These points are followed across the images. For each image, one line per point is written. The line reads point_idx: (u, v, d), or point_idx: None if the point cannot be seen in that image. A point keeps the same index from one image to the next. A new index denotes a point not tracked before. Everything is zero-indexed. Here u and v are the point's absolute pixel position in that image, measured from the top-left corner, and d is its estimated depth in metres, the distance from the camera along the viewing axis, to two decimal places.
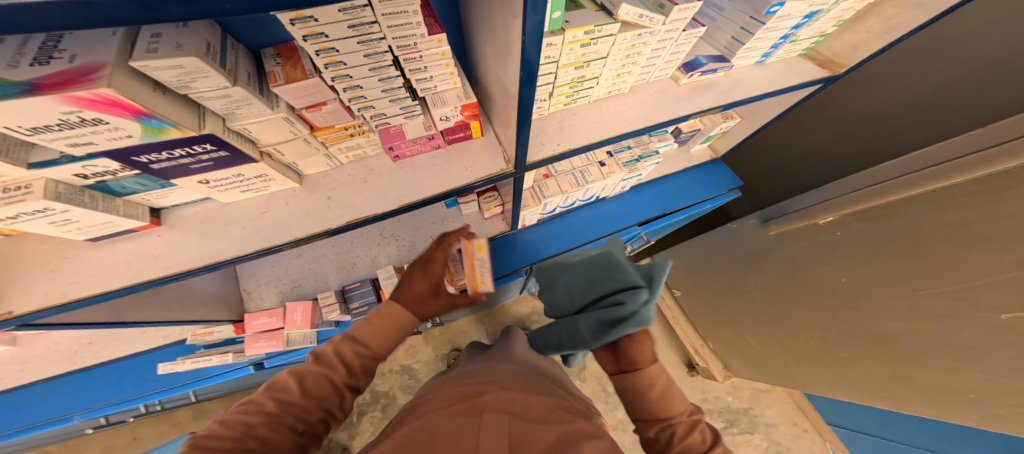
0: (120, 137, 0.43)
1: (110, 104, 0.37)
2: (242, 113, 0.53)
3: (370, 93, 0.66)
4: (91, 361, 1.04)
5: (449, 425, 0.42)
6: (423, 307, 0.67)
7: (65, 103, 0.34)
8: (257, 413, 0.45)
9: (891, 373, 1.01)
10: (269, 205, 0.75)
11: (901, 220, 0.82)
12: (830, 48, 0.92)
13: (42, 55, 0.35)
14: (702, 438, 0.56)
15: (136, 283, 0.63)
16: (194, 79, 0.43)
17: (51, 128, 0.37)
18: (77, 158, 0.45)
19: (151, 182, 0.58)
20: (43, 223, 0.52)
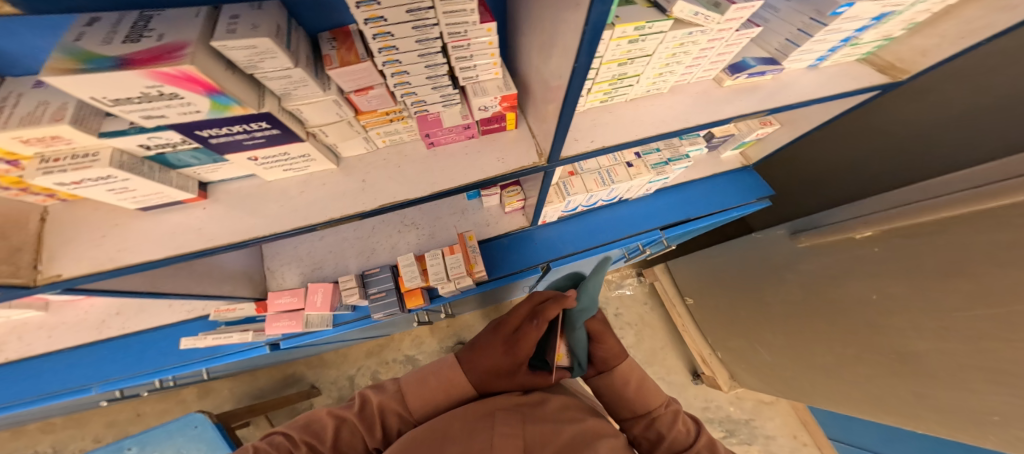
0: (190, 112, 0.45)
1: (189, 81, 0.38)
2: (298, 94, 0.56)
3: (416, 80, 0.66)
4: (117, 332, 1.07)
5: (462, 426, 0.51)
6: (492, 382, 0.62)
7: (151, 77, 0.36)
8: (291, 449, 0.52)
9: (911, 391, 0.99)
10: (307, 185, 0.76)
11: (949, 237, 0.80)
12: (895, 53, 0.91)
13: (135, 33, 0.38)
14: (687, 429, 0.61)
15: (177, 255, 0.64)
16: (262, 59, 0.45)
17: (132, 100, 0.39)
18: (145, 128, 0.47)
19: (205, 156, 0.60)
20: (102, 190, 0.54)
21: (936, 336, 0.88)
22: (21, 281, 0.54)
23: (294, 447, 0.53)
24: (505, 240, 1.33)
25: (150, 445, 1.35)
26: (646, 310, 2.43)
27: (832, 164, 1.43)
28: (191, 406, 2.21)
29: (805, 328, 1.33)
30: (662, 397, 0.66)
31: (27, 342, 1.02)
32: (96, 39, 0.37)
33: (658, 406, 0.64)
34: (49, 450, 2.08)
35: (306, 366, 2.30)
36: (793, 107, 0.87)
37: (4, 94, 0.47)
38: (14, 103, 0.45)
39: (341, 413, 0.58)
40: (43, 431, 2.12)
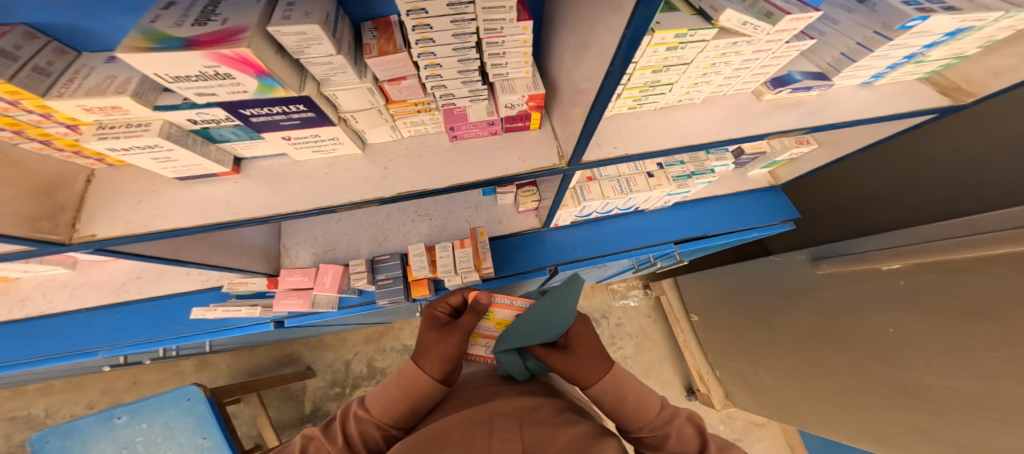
0: (239, 91, 0.49)
1: (243, 63, 0.43)
2: (336, 80, 0.59)
3: (447, 73, 0.67)
4: (134, 296, 1.11)
5: (461, 434, 0.47)
6: (427, 350, 0.65)
7: (210, 57, 0.40)
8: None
9: (915, 426, 0.97)
10: (333, 167, 0.77)
11: (983, 277, 0.77)
12: (963, 73, 0.87)
13: (203, 17, 0.43)
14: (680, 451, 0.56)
15: (205, 225, 0.65)
16: (310, 45, 0.49)
17: (190, 78, 0.44)
18: (195, 105, 0.51)
19: (244, 133, 0.62)
20: (147, 158, 0.56)
21: (948, 373, 0.86)
22: (58, 238, 0.56)
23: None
24: (515, 239, 1.33)
25: (141, 414, 1.40)
26: (649, 323, 2.40)
27: (866, 191, 1.39)
28: (187, 378, 2.27)
29: (813, 355, 1.30)
30: (647, 417, 0.59)
31: (49, 299, 1.06)
32: (168, 21, 0.42)
33: (641, 427, 0.59)
34: (43, 412, 2.15)
35: (306, 347, 2.34)
36: (836, 127, 0.85)
37: (79, 68, 0.53)
38: (85, 76, 0.49)
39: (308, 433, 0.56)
40: (41, 393, 2.19)
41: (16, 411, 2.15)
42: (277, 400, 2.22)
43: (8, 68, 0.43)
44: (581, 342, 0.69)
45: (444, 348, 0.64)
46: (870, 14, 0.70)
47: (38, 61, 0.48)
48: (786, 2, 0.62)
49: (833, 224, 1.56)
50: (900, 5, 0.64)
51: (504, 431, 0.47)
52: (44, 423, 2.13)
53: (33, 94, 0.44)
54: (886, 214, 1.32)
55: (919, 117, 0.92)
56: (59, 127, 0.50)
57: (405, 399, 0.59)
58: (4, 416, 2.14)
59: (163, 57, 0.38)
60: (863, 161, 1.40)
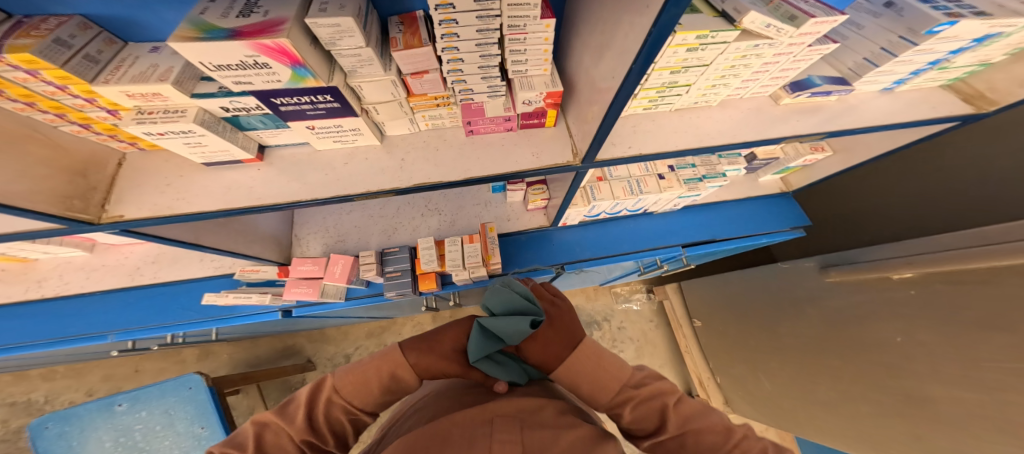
0: (273, 80, 0.52)
1: (280, 52, 0.46)
2: (362, 72, 0.61)
3: (469, 68, 0.68)
4: (148, 280, 1.13)
5: (461, 433, 0.44)
6: (425, 348, 0.58)
7: (252, 47, 0.44)
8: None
9: (918, 436, 0.97)
10: (352, 157, 0.78)
11: (994, 288, 0.77)
12: (988, 81, 0.86)
13: (246, 10, 0.48)
14: (647, 425, 0.53)
15: (227, 209, 0.67)
16: (342, 37, 0.52)
17: (230, 67, 0.47)
18: (229, 93, 0.54)
19: (271, 122, 0.65)
20: (180, 142, 0.59)
21: (954, 383, 0.87)
22: (88, 218, 0.58)
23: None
24: (522, 237, 1.34)
25: (141, 402, 1.40)
26: (651, 327, 2.39)
27: (878, 198, 1.39)
28: (189, 367, 2.29)
29: (818, 363, 1.30)
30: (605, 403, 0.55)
31: (65, 281, 1.08)
32: (215, 14, 0.47)
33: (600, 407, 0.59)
34: (43, 398, 2.18)
35: (307, 339, 2.35)
36: (853, 132, 0.86)
37: (125, 57, 0.55)
38: (130, 65, 0.53)
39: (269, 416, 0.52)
40: (42, 378, 2.21)
41: (17, 396, 2.18)
42: (276, 392, 2.23)
43: (62, 55, 0.46)
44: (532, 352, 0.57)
45: (437, 366, 0.57)
46: (899, 18, 0.71)
47: (89, 50, 0.51)
48: (811, 6, 0.62)
49: (843, 232, 1.55)
50: (928, 10, 0.66)
51: (505, 432, 0.44)
52: (43, 409, 2.15)
53: (82, 80, 0.48)
54: (897, 223, 1.32)
55: (938, 125, 0.93)
56: (101, 112, 0.54)
57: (382, 391, 0.56)
58: (4, 401, 2.16)
59: (210, 47, 0.42)
60: (878, 170, 1.39)
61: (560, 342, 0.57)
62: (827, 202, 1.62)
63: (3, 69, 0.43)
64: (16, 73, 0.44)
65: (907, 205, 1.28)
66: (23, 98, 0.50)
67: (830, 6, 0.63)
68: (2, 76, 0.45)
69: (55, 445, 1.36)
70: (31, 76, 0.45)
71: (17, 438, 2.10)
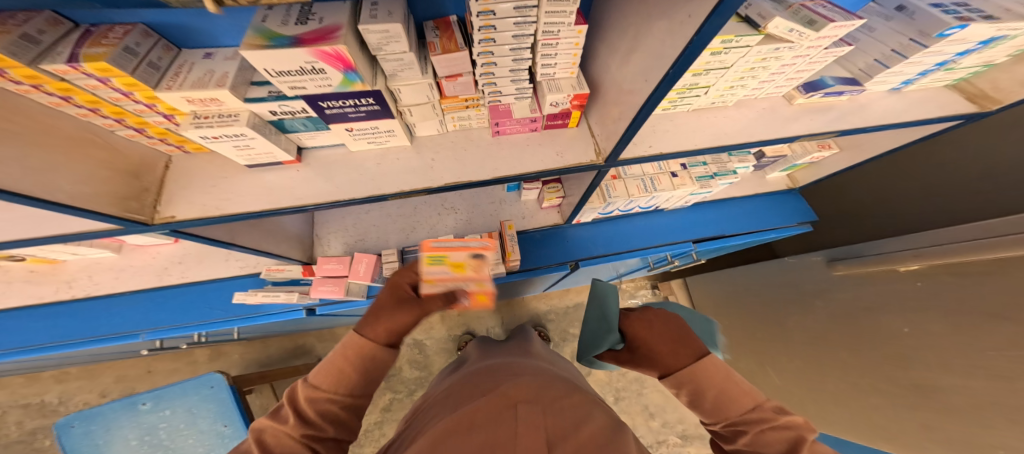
0: (324, 85, 0.54)
1: (336, 59, 0.48)
2: (403, 76, 0.64)
3: (500, 71, 0.71)
4: (176, 280, 1.15)
5: (486, 414, 0.45)
6: (374, 320, 0.57)
7: (313, 54, 0.46)
8: None
9: (925, 424, 1.01)
10: (384, 158, 0.81)
11: (998, 278, 0.82)
12: (993, 80, 0.90)
13: (304, 18, 0.50)
14: (777, 438, 0.44)
15: (270, 209, 0.69)
16: (389, 42, 0.54)
17: (289, 73, 0.49)
18: (279, 97, 0.56)
19: (312, 124, 0.67)
20: (230, 145, 0.61)
21: (961, 373, 0.90)
22: (143, 218, 0.61)
23: None
24: (538, 234, 1.37)
25: (165, 401, 1.41)
26: None
27: (880, 194, 1.43)
28: (201, 367, 2.31)
29: (827, 354, 1.34)
30: (726, 413, 0.49)
31: (95, 281, 1.10)
32: (276, 21, 0.49)
33: (717, 422, 0.51)
34: (57, 399, 2.19)
35: (318, 339, 2.37)
36: (863, 130, 0.89)
37: (182, 63, 0.57)
38: (188, 71, 0.55)
39: (262, 426, 0.46)
40: (55, 380, 2.22)
41: (30, 398, 2.18)
42: None
43: (131, 63, 0.49)
44: (642, 342, 0.60)
45: (395, 321, 0.57)
46: (908, 22, 0.74)
47: (151, 57, 0.53)
48: (829, 11, 0.65)
49: (846, 228, 1.59)
50: (939, 15, 0.69)
51: (531, 417, 0.44)
52: (58, 411, 2.17)
53: (146, 87, 0.50)
54: (901, 218, 1.35)
55: (943, 123, 0.96)
56: (158, 117, 0.57)
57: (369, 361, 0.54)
58: (18, 402, 2.17)
59: (276, 54, 0.44)
60: (880, 167, 1.43)
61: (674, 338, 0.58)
62: (830, 199, 1.66)
63: (77, 78, 0.46)
64: (89, 81, 0.47)
65: (910, 200, 1.32)
66: (87, 103, 0.52)
67: (847, 11, 0.66)
68: (75, 84, 0.47)
69: (81, 445, 1.37)
70: (102, 84, 0.48)
71: (33, 439, 2.12)
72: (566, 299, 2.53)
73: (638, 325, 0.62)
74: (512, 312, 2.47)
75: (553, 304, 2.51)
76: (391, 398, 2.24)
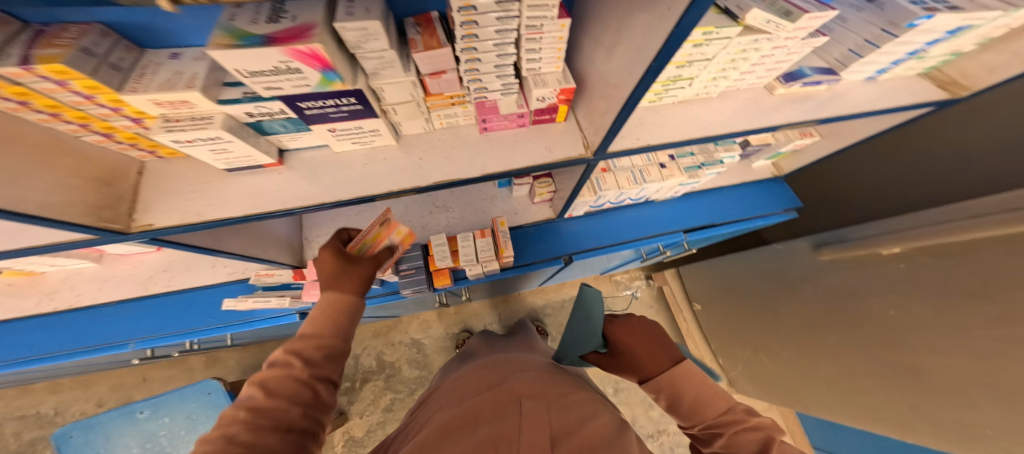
0: (301, 85, 0.52)
1: (312, 58, 0.46)
2: (384, 74, 0.61)
3: (484, 67, 0.70)
4: (162, 289, 1.13)
5: (492, 411, 0.47)
6: (337, 278, 0.61)
7: (287, 54, 0.44)
8: (234, 424, 0.40)
9: (912, 404, 1.05)
10: (371, 158, 0.80)
11: (976, 259, 0.85)
12: (960, 69, 0.93)
13: (275, 17, 0.48)
14: (750, 439, 0.48)
15: (253, 214, 0.68)
16: (367, 40, 0.53)
17: (263, 73, 0.48)
18: (256, 98, 0.54)
19: (292, 126, 0.65)
20: (206, 149, 0.59)
21: (945, 353, 0.94)
22: (120, 227, 0.59)
23: (231, 422, 0.41)
24: (531, 230, 1.37)
25: (163, 408, 1.40)
26: (652, 314, 2.46)
27: (862, 179, 1.46)
28: (197, 374, 2.28)
29: (816, 338, 1.37)
30: (703, 416, 0.53)
31: (77, 292, 1.08)
32: (245, 20, 0.47)
33: (694, 425, 0.54)
34: (53, 410, 2.15)
35: None
36: (841, 118, 0.90)
37: (146, 64, 0.55)
38: (154, 72, 0.53)
39: (264, 379, 0.46)
40: (49, 390, 2.18)
41: (25, 410, 2.14)
42: None
43: (90, 64, 0.47)
44: (624, 349, 0.62)
45: (358, 273, 0.63)
46: (877, 13, 0.74)
47: (113, 58, 0.51)
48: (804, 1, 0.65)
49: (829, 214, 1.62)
50: (908, 5, 0.69)
51: (537, 413, 0.46)
52: (55, 421, 2.13)
53: (110, 90, 0.48)
54: (882, 202, 1.38)
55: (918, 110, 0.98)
56: (125, 121, 0.55)
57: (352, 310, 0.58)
58: (12, 415, 2.13)
59: (248, 54, 0.43)
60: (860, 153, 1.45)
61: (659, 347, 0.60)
62: (809, 185, 1.69)
63: (33, 81, 0.43)
64: (47, 86, 0.44)
65: (889, 186, 1.35)
66: (48, 109, 0.50)
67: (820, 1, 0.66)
68: (33, 89, 0.45)
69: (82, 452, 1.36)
70: (61, 87, 0.45)
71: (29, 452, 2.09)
72: (562, 293, 2.54)
73: (623, 332, 0.64)
74: (509, 307, 2.48)
75: (550, 297, 2.52)
76: (392, 397, 2.25)
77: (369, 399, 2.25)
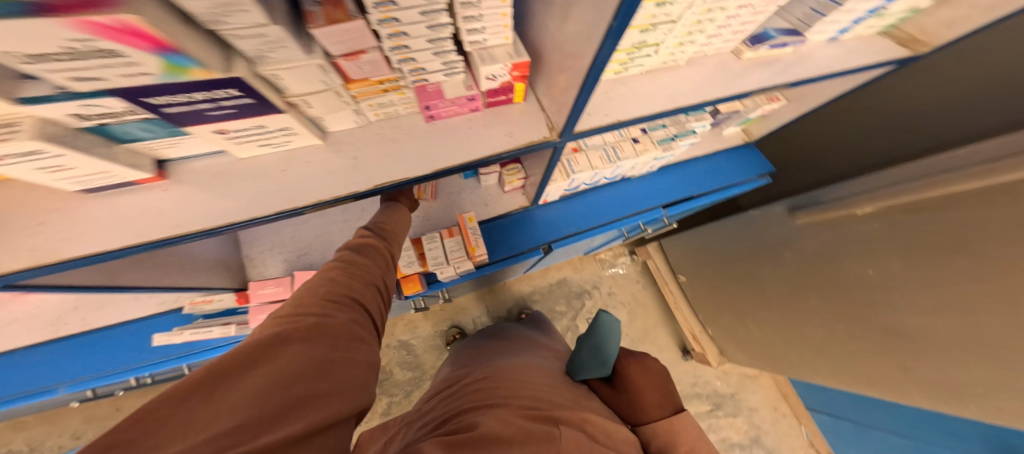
0: (135, 74, 0.35)
1: (134, 37, 0.30)
2: (274, 57, 0.44)
3: (415, 43, 0.56)
4: (77, 328, 1.03)
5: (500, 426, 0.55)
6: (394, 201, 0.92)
7: (81, 29, 0.27)
8: (336, 268, 0.62)
9: (898, 365, 1.06)
10: (290, 163, 0.67)
11: (947, 213, 0.84)
12: (919, 25, 0.89)
13: None
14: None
15: (134, 245, 0.55)
16: (229, 12, 0.34)
17: (56, 57, 0.30)
18: (76, 94, 0.37)
19: (159, 128, 0.50)
20: (32, 168, 0.45)
21: (927, 311, 0.93)
22: None
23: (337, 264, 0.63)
24: (505, 221, 1.28)
25: None
26: (639, 289, 2.46)
27: (826, 140, 1.44)
28: None
29: (799, 302, 1.38)
30: None
31: None
32: None
33: None
34: (26, 447, 1.91)
35: None
36: (810, 81, 0.84)
37: None
38: None
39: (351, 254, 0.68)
40: (14, 428, 1.94)
41: None
42: None
43: None
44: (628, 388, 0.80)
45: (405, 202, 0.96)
46: None
47: None
48: None
49: (796, 177, 1.62)
50: None
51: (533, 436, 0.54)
52: None
53: None
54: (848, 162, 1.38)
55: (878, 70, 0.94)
56: None
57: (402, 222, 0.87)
58: None
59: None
60: (820, 120, 1.45)
61: (662, 397, 0.75)
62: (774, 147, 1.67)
63: None
64: None
65: (855, 146, 1.35)
66: None
67: None
68: None
69: None
70: None
71: None
72: (548, 277, 2.46)
73: (636, 375, 0.81)
74: (496, 298, 2.40)
75: (537, 283, 2.44)
76: (388, 402, 2.14)
77: None
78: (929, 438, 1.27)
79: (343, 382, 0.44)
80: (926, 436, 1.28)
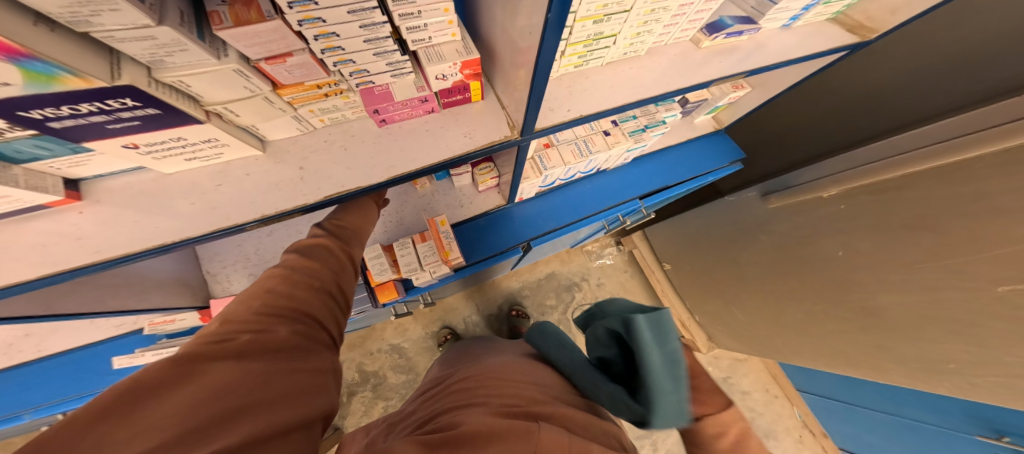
0: None
1: None
2: (174, 62, 0.42)
3: (351, 44, 0.52)
4: (31, 354, 1.00)
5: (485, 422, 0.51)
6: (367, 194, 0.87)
7: None
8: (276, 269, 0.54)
9: (875, 344, 1.08)
10: (225, 176, 0.64)
11: (911, 192, 0.85)
12: (864, 12, 0.88)
13: None
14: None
15: (59, 273, 0.52)
16: (95, 12, 0.31)
17: None
18: None
19: (55, 145, 0.46)
20: None
21: (897, 290, 0.95)
22: None
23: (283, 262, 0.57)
24: (481, 221, 1.25)
25: None
26: (627, 277, 2.48)
27: (790, 123, 1.45)
28: None
29: (777, 287, 1.39)
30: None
31: None
32: None
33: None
34: None
35: None
36: (767, 69, 0.83)
37: None
38: None
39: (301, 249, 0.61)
40: None
41: None
42: None
43: None
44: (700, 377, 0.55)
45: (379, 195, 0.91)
46: None
47: None
48: None
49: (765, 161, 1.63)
50: None
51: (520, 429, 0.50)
52: None
53: None
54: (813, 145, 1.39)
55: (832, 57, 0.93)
56: None
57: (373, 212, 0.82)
58: None
59: None
60: (786, 103, 1.44)
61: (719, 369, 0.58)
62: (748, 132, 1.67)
63: None
64: None
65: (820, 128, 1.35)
66: None
67: None
68: None
69: None
70: None
71: None
72: (536, 272, 2.45)
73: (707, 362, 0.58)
74: (485, 296, 2.39)
75: (525, 279, 2.44)
76: (385, 405, 2.14)
77: (361, 410, 2.11)
78: (916, 413, 1.30)
79: (290, 391, 0.38)
80: (913, 412, 1.31)
